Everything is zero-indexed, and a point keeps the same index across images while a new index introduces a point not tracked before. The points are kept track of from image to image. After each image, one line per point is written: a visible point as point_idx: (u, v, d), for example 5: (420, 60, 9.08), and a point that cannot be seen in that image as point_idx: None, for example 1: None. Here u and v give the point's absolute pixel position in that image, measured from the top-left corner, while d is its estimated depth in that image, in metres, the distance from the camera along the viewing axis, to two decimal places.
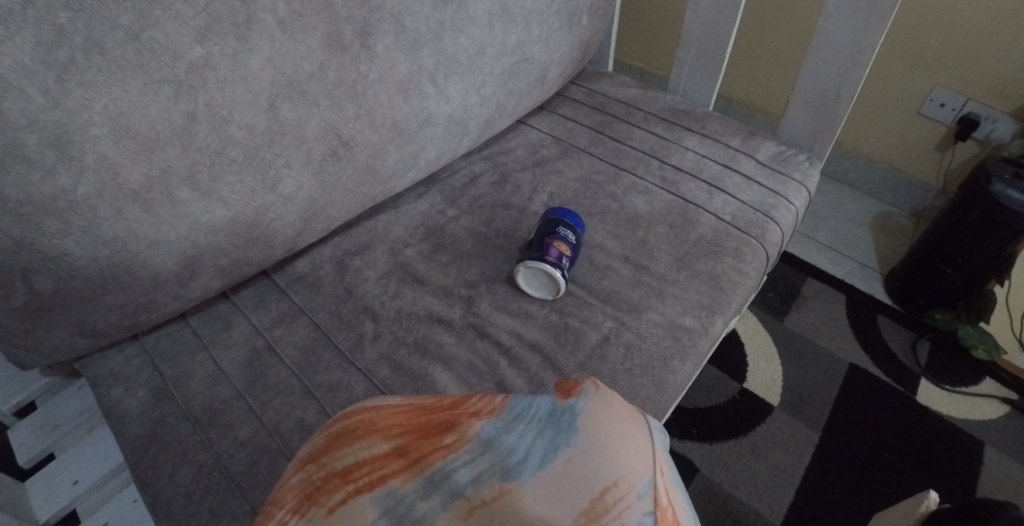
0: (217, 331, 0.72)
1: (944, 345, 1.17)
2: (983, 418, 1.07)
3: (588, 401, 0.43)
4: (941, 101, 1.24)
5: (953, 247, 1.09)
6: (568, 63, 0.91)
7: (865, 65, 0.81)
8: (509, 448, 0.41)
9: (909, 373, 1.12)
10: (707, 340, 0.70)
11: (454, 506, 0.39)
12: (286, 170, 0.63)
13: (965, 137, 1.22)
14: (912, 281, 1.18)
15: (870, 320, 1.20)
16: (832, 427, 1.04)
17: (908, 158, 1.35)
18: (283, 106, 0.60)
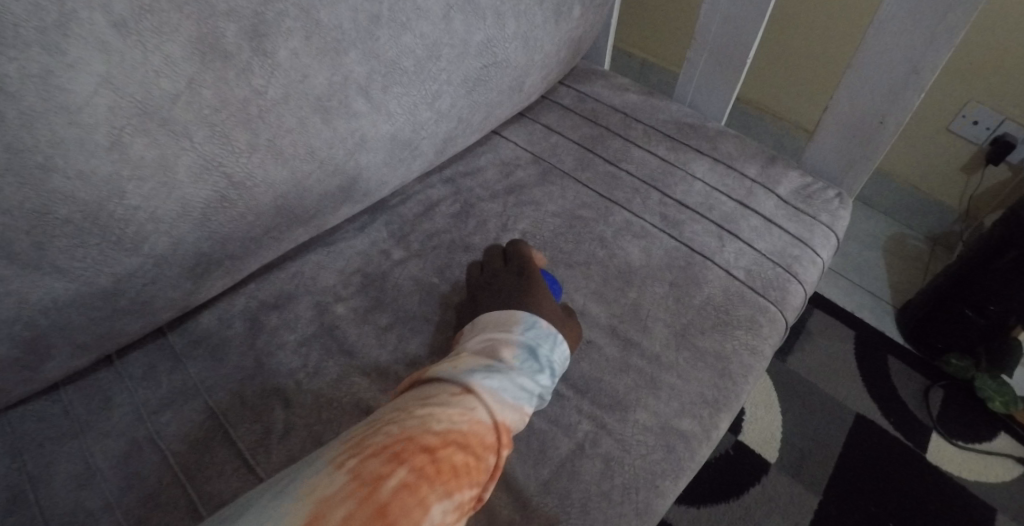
0: (91, 411, 0.56)
1: (959, 392, 1.03)
2: (992, 479, 0.94)
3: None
4: (974, 118, 1.06)
5: (978, 290, 0.93)
6: (553, 64, 0.73)
7: (923, 88, 0.63)
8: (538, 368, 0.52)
9: (919, 425, 0.98)
10: (709, 448, 0.55)
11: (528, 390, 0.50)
12: (153, 224, 0.47)
13: (999, 160, 1.05)
14: (929, 322, 1.03)
15: (882, 360, 1.06)
16: (835, 492, 0.90)
17: (926, 179, 1.19)
18: (135, 140, 0.43)
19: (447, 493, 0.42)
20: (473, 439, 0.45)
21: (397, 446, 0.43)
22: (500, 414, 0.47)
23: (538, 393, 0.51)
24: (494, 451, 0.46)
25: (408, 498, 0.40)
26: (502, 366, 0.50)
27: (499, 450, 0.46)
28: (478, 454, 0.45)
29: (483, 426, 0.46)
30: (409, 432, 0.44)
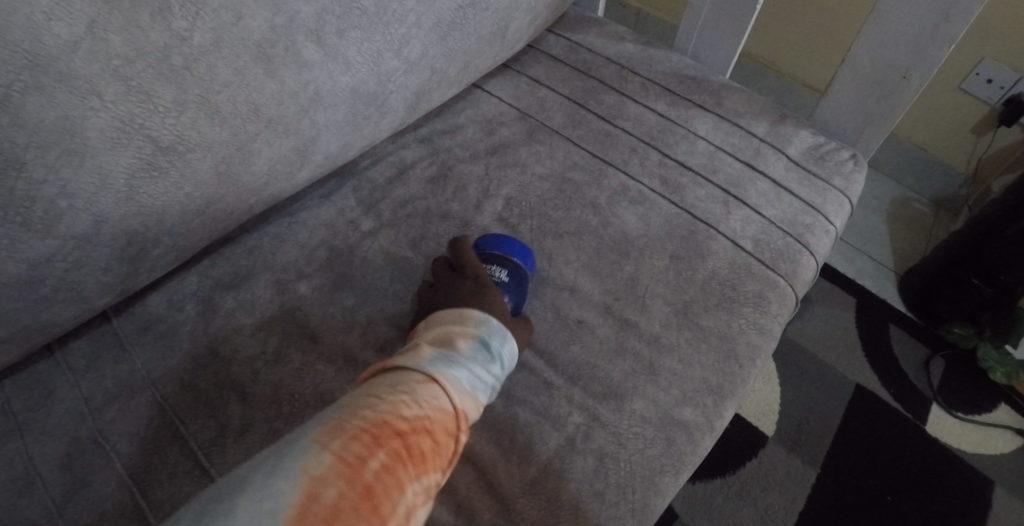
0: (25, 406, 0.51)
1: (960, 361, 0.99)
2: (993, 452, 0.90)
3: None
4: (988, 75, 0.97)
5: (986, 259, 0.88)
6: (541, 6, 0.64)
7: (962, 28, 0.55)
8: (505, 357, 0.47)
9: (919, 396, 0.94)
10: (712, 439, 0.49)
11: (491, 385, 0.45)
12: (66, 200, 0.39)
13: (1012, 122, 0.97)
14: (931, 290, 0.98)
15: (883, 329, 1.01)
16: (832, 466, 0.87)
17: (932, 140, 1.11)
18: (29, 100, 0.35)
19: (419, 479, 0.38)
20: (440, 425, 0.41)
21: (373, 428, 0.38)
22: (469, 399, 0.43)
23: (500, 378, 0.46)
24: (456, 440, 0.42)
25: (387, 483, 0.36)
26: (460, 353, 0.45)
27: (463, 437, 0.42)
28: (446, 441, 0.41)
29: (448, 413, 0.41)
30: (384, 414, 0.39)
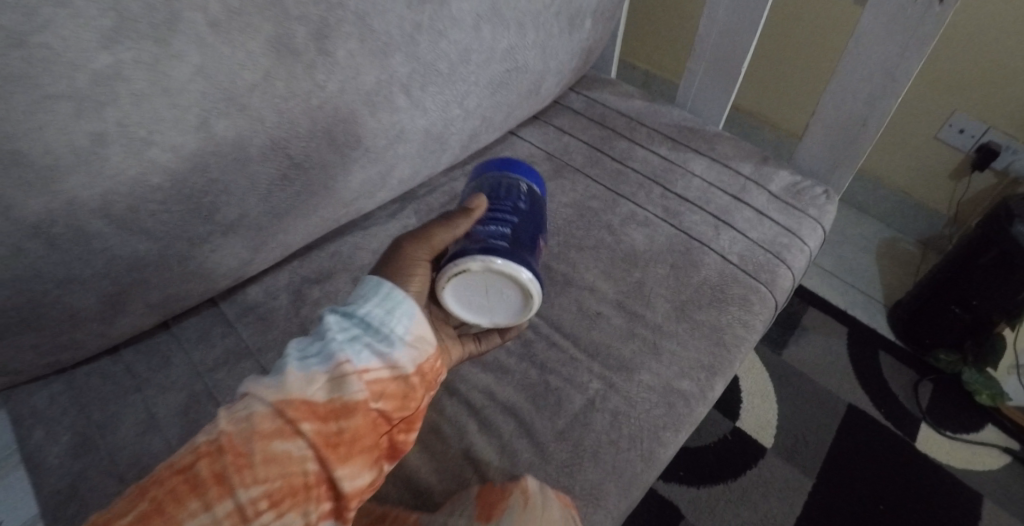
0: (150, 368, 0.63)
1: (948, 386, 1.09)
2: (983, 467, 1.00)
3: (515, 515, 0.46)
4: (961, 127, 1.14)
5: (964, 287, 1.01)
6: (568, 70, 0.81)
7: (901, 91, 0.71)
8: (348, 342, 0.47)
9: (909, 416, 1.04)
10: (705, 407, 0.61)
11: (332, 375, 0.46)
12: (224, 197, 0.54)
13: (985, 166, 1.13)
14: (918, 319, 1.10)
15: (872, 355, 1.12)
16: (828, 474, 0.96)
17: (917, 185, 1.27)
18: (219, 122, 0.50)
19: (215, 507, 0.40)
20: (247, 431, 0.42)
21: (162, 474, 0.41)
22: (291, 388, 0.44)
23: (352, 344, 0.47)
24: (292, 429, 0.43)
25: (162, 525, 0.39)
26: (291, 358, 0.47)
27: (303, 421, 0.43)
28: (251, 443, 0.41)
29: (264, 414, 0.43)
30: (179, 458, 0.42)
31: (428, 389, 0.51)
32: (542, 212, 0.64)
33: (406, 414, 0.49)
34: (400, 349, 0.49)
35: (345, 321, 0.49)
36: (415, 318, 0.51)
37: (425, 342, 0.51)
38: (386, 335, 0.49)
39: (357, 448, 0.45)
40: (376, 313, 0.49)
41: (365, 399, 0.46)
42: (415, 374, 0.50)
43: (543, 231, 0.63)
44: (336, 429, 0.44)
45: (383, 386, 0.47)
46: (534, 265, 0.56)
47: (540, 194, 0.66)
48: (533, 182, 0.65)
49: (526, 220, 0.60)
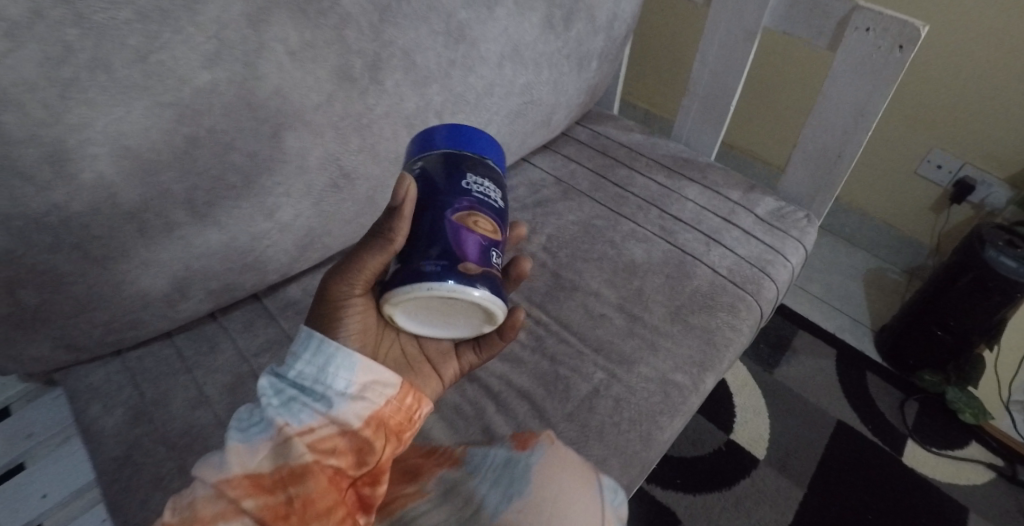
0: (201, 353, 0.71)
1: (933, 405, 1.17)
2: (967, 482, 1.07)
3: (540, 456, 0.46)
4: (939, 164, 1.26)
5: (942, 310, 1.10)
6: (576, 105, 0.91)
7: (868, 129, 0.81)
8: (287, 407, 0.46)
9: (896, 433, 1.12)
10: (698, 397, 0.69)
11: (275, 443, 0.44)
12: (284, 199, 0.63)
13: (962, 200, 1.24)
14: (903, 341, 1.19)
15: (859, 376, 1.20)
16: (818, 485, 1.02)
17: (902, 218, 1.38)
18: (288, 134, 0.60)
19: None
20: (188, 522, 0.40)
21: None
22: (229, 467, 0.43)
23: (288, 407, 0.46)
24: (235, 510, 0.41)
25: None
26: (234, 436, 0.45)
27: (245, 500, 0.42)
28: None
29: (206, 499, 0.42)
30: None
31: (389, 435, 0.49)
32: (474, 173, 0.51)
33: (365, 468, 0.47)
34: (342, 403, 0.47)
35: (280, 385, 0.48)
36: (355, 366, 0.49)
37: (372, 387, 0.49)
38: (325, 391, 0.47)
39: (313, 513, 0.42)
40: (309, 370, 0.48)
41: (313, 460, 0.44)
42: (367, 423, 0.48)
43: (487, 195, 0.51)
44: (284, 498, 0.42)
45: (332, 443, 0.46)
46: (483, 252, 0.49)
47: (474, 149, 0.53)
48: (458, 143, 0.53)
49: (452, 193, 0.49)
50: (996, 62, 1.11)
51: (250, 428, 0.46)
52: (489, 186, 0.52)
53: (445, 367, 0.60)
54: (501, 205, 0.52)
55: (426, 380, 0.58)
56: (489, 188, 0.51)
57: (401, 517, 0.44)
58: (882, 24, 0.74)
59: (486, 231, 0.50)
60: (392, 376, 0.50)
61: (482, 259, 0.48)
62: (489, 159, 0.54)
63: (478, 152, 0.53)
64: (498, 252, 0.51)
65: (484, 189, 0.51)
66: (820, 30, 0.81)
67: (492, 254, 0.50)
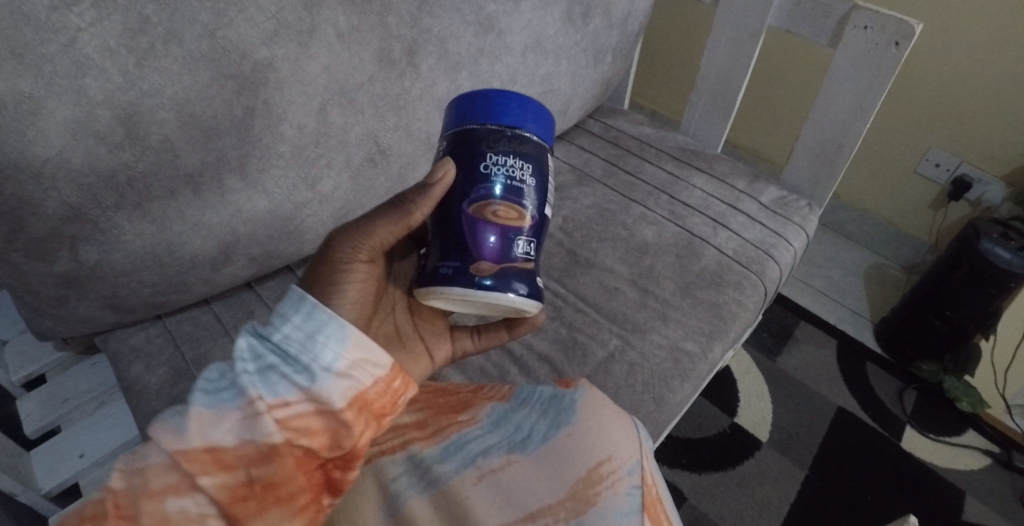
0: (239, 318, 0.75)
1: (930, 394, 1.22)
2: (964, 468, 1.11)
3: (584, 393, 0.51)
4: (936, 161, 1.34)
5: (940, 300, 1.16)
6: (590, 97, 0.97)
7: (866, 122, 0.87)
8: (266, 375, 0.41)
9: (895, 419, 1.16)
10: (706, 365, 0.73)
11: (247, 415, 0.40)
12: (326, 170, 0.67)
13: (959, 196, 1.32)
14: (903, 332, 1.25)
15: (860, 366, 1.25)
16: (819, 467, 1.06)
17: (901, 213, 1.46)
18: (332, 110, 0.65)
19: None
20: (135, 491, 0.36)
21: None
22: (188, 436, 0.38)
23: (264, 377, 0.41)
24: (188, 485, 0.37)
25: None
26: (200, 397, 0.40)
27: (201, 475, 0.38)
28: (137, 504, 0.36)
29: (158, 467, 0.37)
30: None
31: (371, 418, 0.45)
32: (497, 151, 0.47)
33: (338, 453, 0.44)
34: (325, 380, 0.43)
35: (260, 345, 0.43)
36: (347, 341, 0.45)
37: (362, 366, 0.45)
38: (308, 364, 0.43)
39: (274, 496, 0.40)
40: (296, 336, 0.43)
41: (284, 442, 0.40)
42: (350, 406, 0.44)
43: (512, 178, 0.47)
44: (246, 478, 0.39)
45: (306, 423, 0.42)
46: (501, 247, 0.48)
47: (507, 117, 0.47)
48: (490, 111, 0.47)
49: (473, 180, 0.47)
50: (990, 63, 1.19)
51: (217, 389, 0.41)
52: (517, 163, 0.47)
53: (437, 348, 0.59)
54: (534, 182, 0.48)
55: (415, 360, 0.57)
56: (517, 166, 0.47)
57: (457, 440, 0.50)
58: (879, 22, 0.80)
59: (507, 221, 0.48)
60: (386, 356, 0.46)
61: (499, 256, 0.47)
62: (525, 126, 0.47)
63: (511, 120, 0.47)
64: (524, 240, 0.49)
65: (511, 169, 0.47)
66: (821, 28, 0.87)
67: (513, 246, 0.48)
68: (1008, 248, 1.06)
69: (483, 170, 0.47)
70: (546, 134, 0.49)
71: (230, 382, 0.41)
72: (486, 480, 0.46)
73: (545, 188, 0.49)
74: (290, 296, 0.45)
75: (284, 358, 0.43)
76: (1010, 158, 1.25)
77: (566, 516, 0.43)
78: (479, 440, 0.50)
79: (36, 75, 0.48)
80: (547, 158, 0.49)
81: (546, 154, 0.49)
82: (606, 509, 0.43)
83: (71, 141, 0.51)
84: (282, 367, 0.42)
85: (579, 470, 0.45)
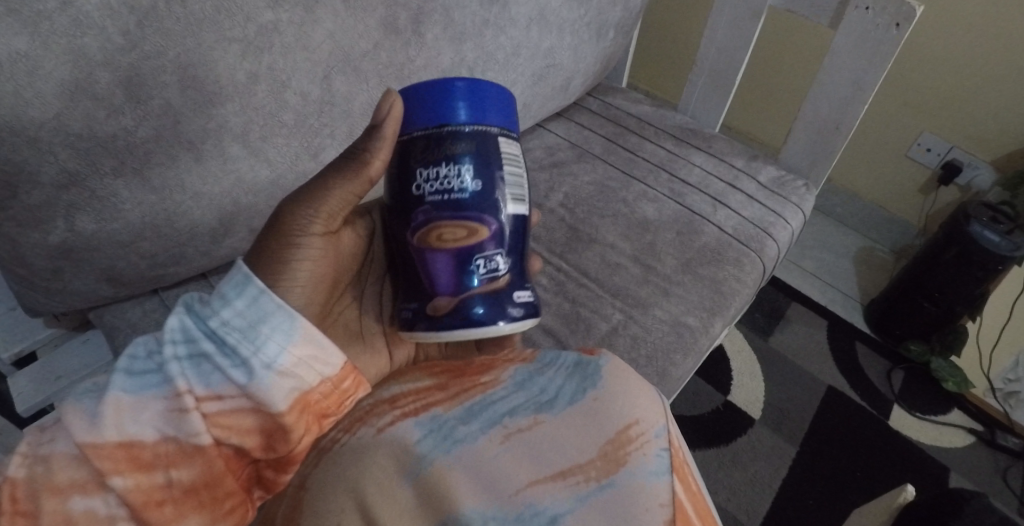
0: None
1: (916, 374, 1.25)
2: (949, 445, 1.14)
3: (608, 360, 0.57)
4: (927, 146, 1.36)
5: (929, 282, 1.18)
6: (590, 73, 0.97)
7: (864, 102, 0.88)
8: (197, 367, 0.41)
9: (883, 398, 1.19)
10: (707, 339, 0.74)
11: (172, 409, 0.39)
12: (329, 140, 0.66)
13: (949, 180, 1.35)
14: (891, 313, 1.27)
15: (849, 346, 1.27)
16: (810, 443, 1.09)
17: (891, 197, 1.49)
18: (337, 78, 0.64)
19: None
20: (37, 483, 0.36)
21: None
22: (103, 427, 0.38)
23: (195, 366, 0.41)
24: (98, 482, 0.37)
25: None
26: (122, 383, 0.40)
27: (114, 475, 0.37)
28: (39, 500, 0.36)
29: (69, 458, 0.37)
30: None
31: (311, 418, 0.45)
32: (427, 167, 0.44)
33: (270, 451, 0.43)
34: (264, 378, 0.41)
35: (193, 331, 0.42)
36: (293, 337, 0.43)
37: (308, 363, 0.44)
38: (246, 359, 0.41)
39: (193, 498, 0.40)
40: (237, 324, 0.42)
41: (212, 442, 0.40)
42: (291, 407, 0.43)
43: (449, 191, 0.44)
44: (163, 479, 0.39)
45: (236, 420, 0.41)
46: (455, 273, 0.46)
47: (431, 118, 0.44)
48: (412, 114, 0.44)
49: (410, 206, 0.45)
50: (981, 47, 1.20)
51: (143, 372, 0.41)
52: (450, 170, 0.43)
53: (400, 350, 0.58)
54: (479, 185, 0.44)
55: (375, 355, 0.56)
56: (452, 174, 0.43)
57: (482, 400, 0.53)
58: (881, 3, 0.81)
59: (459, 241, 0.45)
60: (336, 355, 0.45)
61: (455, 286, 0.46)
62: (455, 118, 0.43)
63: (437, 119, 0.44)
64: (486, 256, 0.46)
65: (446, 179, 0.44)
66: (822, 8, 0.88)
67: (471, 269, 0.46)
68: (997, 231, 1.08)
69: (417, 191, 0.44)
70: (486, 115, 0.44)
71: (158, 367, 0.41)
72: (514, 439, 0.49)
73: (497, 184, 0.45)
74: (236, 277, 0.44)
75: (221, 347, 0.42)
76: (999, 143, 1.27)
77: (596, 474, 0.47)
78: (505, 401, 0.53)
79: (32, 32, 0.44)
80: (493, 143, 0.45)
81: (490, 140, 0.44)
82: (635, 468, 0.47)
83: (68, 105, 0.48)
84: (217, 359, 0.41)
85: (608, 431, 0.49)
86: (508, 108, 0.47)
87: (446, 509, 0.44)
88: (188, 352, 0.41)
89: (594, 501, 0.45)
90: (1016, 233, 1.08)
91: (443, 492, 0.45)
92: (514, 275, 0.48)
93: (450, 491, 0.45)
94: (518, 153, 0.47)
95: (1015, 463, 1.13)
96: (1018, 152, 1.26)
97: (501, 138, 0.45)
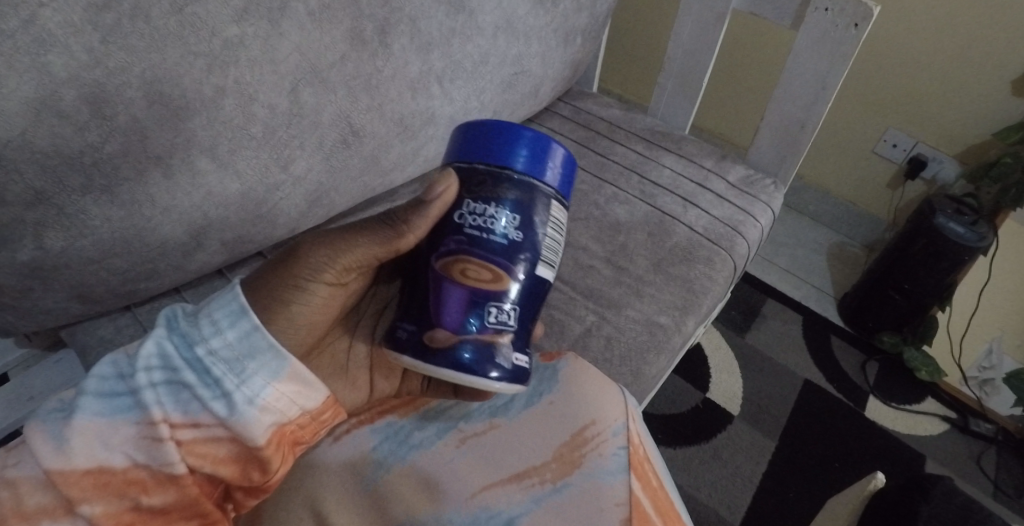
0: None
1: (891, 365, 1.27)
2: (924, 433, 1.16)
3: (566, 363, 0.58)
4: (894, 142, 1.40)
5: (899, 275, 1.21)
6: (559, 79, 0.98)
7: (827, 101, 0.90)
8: (178, 392, 0.41)
9: (859, 390, 1.21)
10: (680, 337, 0.76)
11: (148, 436, 0.39)
12: (299, 152, 0.66)
13: (916, 174, 1.38)
14: (864, 306, 1.29)
15: (824, 340, 1.30)
16: (788, 436, 1.10)
17: (861, 192, 1.52)
18: (304, 90, 0.64)
19: None
20: (4, 509, 0.37)
21: None
22: (72, 450, 0.38)
23: (173, 394, 0.41)
24: (67, 509, 0.37)
25: None
26: (95, 405, 0.40)
27: (84, 502, 0.37)
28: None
29: (35, 484, 0.38)
30: None
31: (288, 448, 0.45)
32: (477, 198, 0.45)
33: (244, 481, 0.44)
34: (244, 413, 0.42)
35: (173, 358, 0.42)
36: (279, 373, 0.44)
37: (291, 398, 0.44)
38: (228, 393, 0.41)
39: (166, 520, 0.41)
40: (223, 355, 0.42)
41: (186, 471, 0.40)
42: (269, 440, 0.43)
43: (488, 229, 0.44)
44: (134, 504, 0.39)
45: (211, 449, 0.42)
46: (465, 313, 0.45)
47: (498, 159, 0.45)
48: (486, 150, 0.46)
49: (448, 229, 0.46)
50: (938, 43, 1.24)
51: (115, 394, 0.41)
52: (496, 212, 0.44)
53: (382, 383, 0.56)
54: (519, 237, 0.45)
55: (355, 388, 0.54)
56: (498, 217, 0.44)
57: (439, 406, 0.56)
58: (839, 4, 0.83)
59: (478, 283, 0.45)
60: (321, 391, 0.45)
61: (458, 326, 0.44)
62: (523, 169, 0.45)
63: (500, 161, 0.45)
64: (499, 307, 0.45)
65: (489, 219, 0.44)
66: (784, 10, 0.91)
67: (477, 314, 0.45)
68: (962, 223, 1.11)
69: (458, 220, 0.45)
70: (545, 175, 0.46)
71: (132, 391, 0.40)
72: (469, 443, 0.53)
73: (536, 242, 0.45)
74: (229, 304, 0.44)
75: (202, 377, 0.42)
76: (962, 137, 1.31)
77: (551, 476, 0.49)
78: (462, 405, 0.56)
79: None
80: (545, 204, 0.46)
81: (546, 202, 0.46)
82: (589, 469, 0.50)
83: (31, 122, 0.47)
84: (196, 390, 0.41)
85: (563, 435, 0.52)
86: (570, 183, 0.49)
87: (405, 515, 0.48)
88: (164, 378, 0.41)
89: (549, 501, 0.48)
90: (980, 225, 1.11)
91: (398, 500, 0.49)
92: (518, 336, 0.47)
93: (410, 503, 0.49)
94: (564, 224, 0.48)
95: (987, 448, 1.16)
96: (980, 144, 1.30)
97: (553, 201, 0.47)
